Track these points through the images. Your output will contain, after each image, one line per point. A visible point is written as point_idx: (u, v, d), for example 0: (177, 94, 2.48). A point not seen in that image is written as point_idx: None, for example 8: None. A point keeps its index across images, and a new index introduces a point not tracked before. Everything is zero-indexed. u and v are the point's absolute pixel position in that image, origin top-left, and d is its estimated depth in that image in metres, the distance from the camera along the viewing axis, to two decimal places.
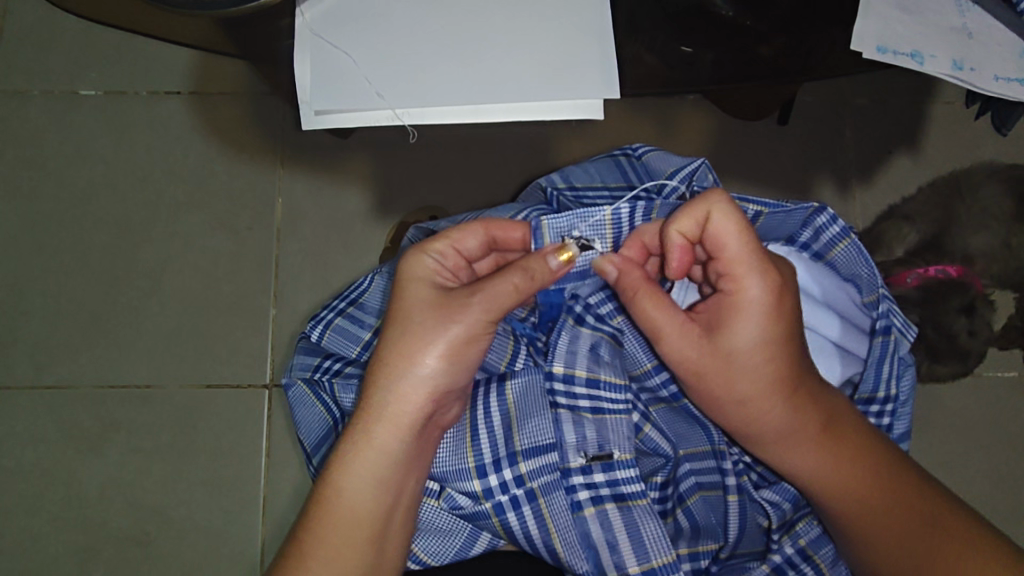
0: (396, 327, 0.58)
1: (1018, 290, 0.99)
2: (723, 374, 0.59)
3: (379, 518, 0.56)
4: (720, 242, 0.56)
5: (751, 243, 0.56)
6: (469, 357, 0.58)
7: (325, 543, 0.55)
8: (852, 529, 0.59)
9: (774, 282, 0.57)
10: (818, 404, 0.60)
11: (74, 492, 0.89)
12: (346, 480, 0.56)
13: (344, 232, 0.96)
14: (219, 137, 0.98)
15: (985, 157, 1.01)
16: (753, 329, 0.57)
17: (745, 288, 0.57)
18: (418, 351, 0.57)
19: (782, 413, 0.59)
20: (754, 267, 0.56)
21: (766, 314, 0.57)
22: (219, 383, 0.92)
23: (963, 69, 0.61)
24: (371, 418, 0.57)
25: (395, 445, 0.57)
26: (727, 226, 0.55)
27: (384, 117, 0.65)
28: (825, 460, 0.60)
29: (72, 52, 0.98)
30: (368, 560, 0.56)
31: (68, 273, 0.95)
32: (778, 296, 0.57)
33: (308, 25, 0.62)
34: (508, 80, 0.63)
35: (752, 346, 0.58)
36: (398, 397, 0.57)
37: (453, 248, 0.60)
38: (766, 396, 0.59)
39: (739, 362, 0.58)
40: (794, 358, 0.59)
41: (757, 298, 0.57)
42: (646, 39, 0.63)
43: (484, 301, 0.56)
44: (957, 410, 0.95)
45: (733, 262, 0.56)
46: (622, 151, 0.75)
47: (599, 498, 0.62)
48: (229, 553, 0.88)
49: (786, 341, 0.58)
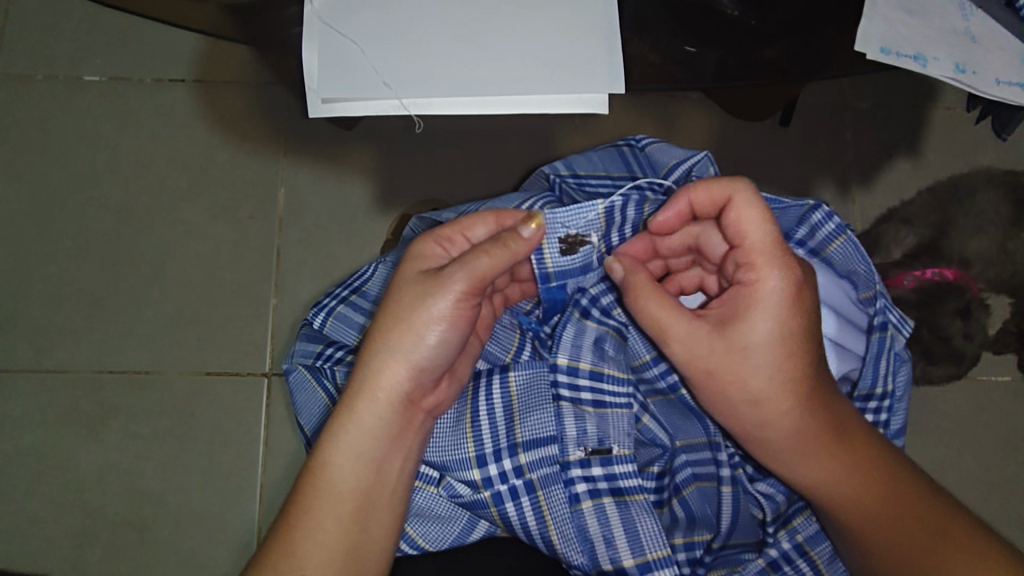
0: (392, 305, 0.58)
1: (1014, 295, 0.99)
2: (734, 371, 0.58)
3: (360, 495, 0.56)
4: (742, 228, 0.56)
5: (774, 236, 0.56)
6: (457, 337, 0.58)
7: (312, 516, 0.55)
8: (866, 537, 0.58)
9: (794, 277, 0.56)
10: (827, 405, 0.59)
11: (72, 475, 0.90)
12: (331, 453, 0.56)
13: (346, 223, 0.97)
14: (223, 125, 0.98)
15: (984, 162, 1.02)
16: (768, 324, 0.56)
17: (764, 279, 0.56)
18: (412, 326, 0.57)
19: (795, 414, 0.58)
20: (774, 259, 0.56)
21: (782, 308, 0.56)
22: (219, 370, 0.93)
23: (966, 72, 0.63)
24: (355, 392, 0.57)
25: (378, 421, 0.57)
26: (750, 210, 0.55)
27: (390, 106, 0.67)
28: (832, 457, 0.59)
29: (77, 37, 0.98)
30: (350, 537, 0.55)
31: (68, 257, 0.95)
32: (795, 293, 0.56)
33: (317, 14, 0.63)
34: (516, 74, 0.65)
35: (764, 342, 0.57)
36: (381, 373, 0.57)
37: (461, 235, 0.60)
38: (779, 395, 0.58)
39: (751, 358, 0.57)
40: (807, 357, 0.57)
41: (776, 291, 0.56)
42: (650, 39, 0.61)
43: (462, 270, 0.56)
44: (952, 414, 0.96)
45: (755, 251, 0.56)
46: (625, 142, 0.76)
47: (596, 492, 0.63)
48: (226, 538, 0.89)
49: (800, 339, 0.57)
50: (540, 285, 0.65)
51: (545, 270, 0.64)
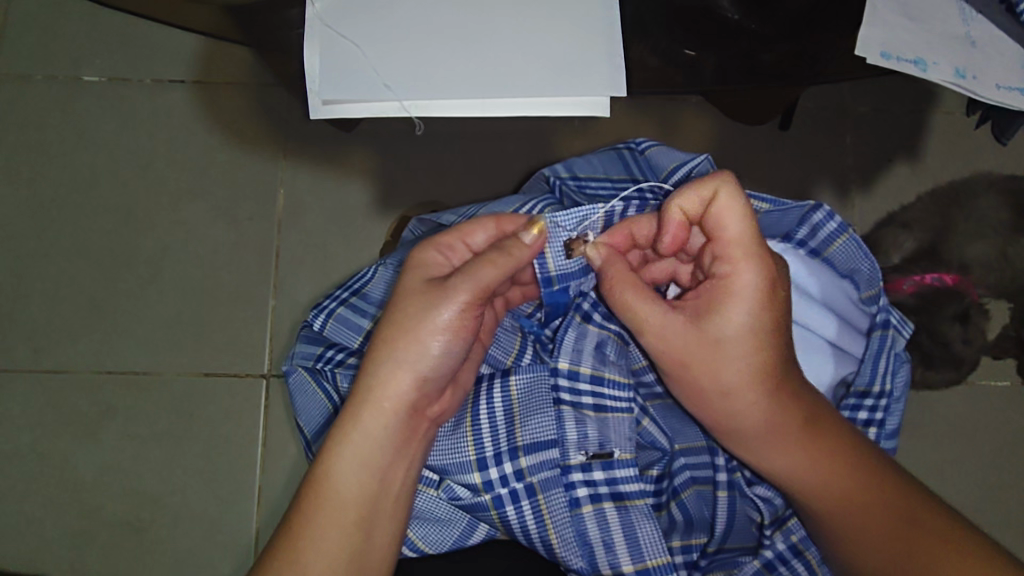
0: (396, 315, 0.57)
1: (1013, 300, 1.00)
2: (707, 362, 0.58)
3: (367, 502, 0.55)
4: (722, 221, 0.54)
5: (753, 229, 0.55)
6: (462, 348, 0.58)
7: (316, 523, 0.54)
8: (843, 535, 0.57)
9: (770, 271, 0.56)
10: (801, 398, 0.59)
11: (70, 476, 0.89)
12: (335, 463, 0.56)
13: (346, 225, 0.97)
14: (223, 126, 0.98)
15: (983, 167, 1.02)
16: (741, 316, 0.56)
17: (741, 272, 0.55)
18: (417, 335, 0.56)
19: (766, 405, 0.58)
20: (751, 254, 0.55)
21: (757, 301, 0.56)
22: (217, 372, 0.93)
23: (967, 77, 0.63)
24: (360, 401, 0.57)
25: (383, 429, 0.56)
26: (732, 206, 0.54)
27: (391, 109, 0.66)
28: (808, 450, 0.59)
29: (79, 37, 0.98)
30: (354, 544, 0.55)
31: (67, 257, 0.95)
32: (770, 286, 0.56)
33: (318, 15, 0.63)
34: (519, 77, 0.64)
35: (737, 333, 0.57)
36: (382, 381, 0.57)
37: (462, 242, 0.60)
38: (751, 387, 0.58)
39: (724, 349, 0.57)
40: (779, 350, 0.58)
41: (751, 285, 0.55)
42: (651, 41, 0.64)
43: (466, 280, 0.56)
44: (951, 417, 0.96)
45: (733, 245, 0.55)
46: (626, 145, 0.75)
47: (597, 497, 0.62)
48: (223, 541, 0.89)
49: (773, 332, 0.57)
50: (541, 288, 0.65)
51: (547, 273, 0.63)
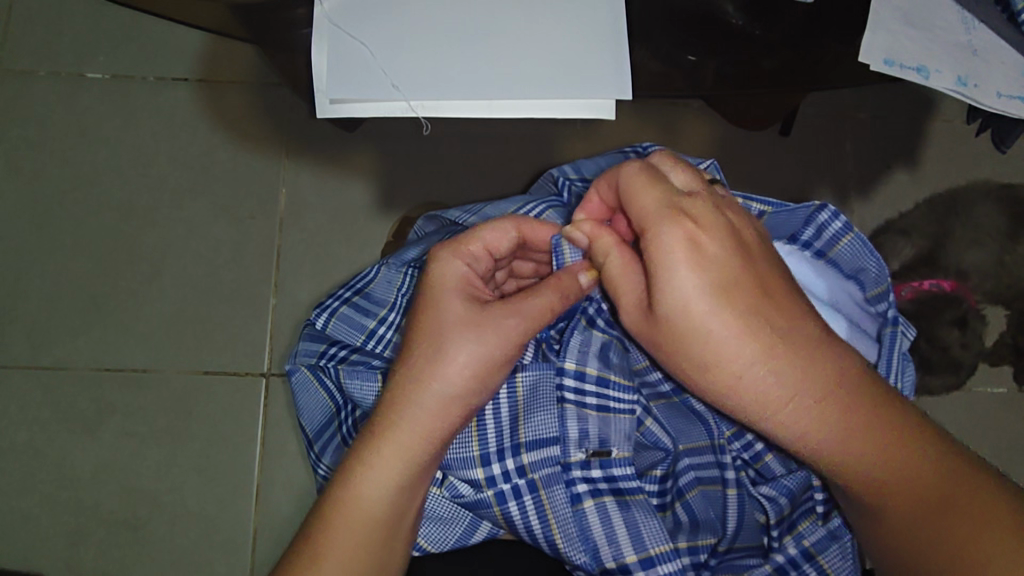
0: (422, 331, 0.56)
1: (1009, 307, 1.01)
2: (671, 345, 0.49)
3: (393, 519, 0.54)
4: (632, 196, 0.49)
5: (666, 195, 0.48)
6: (496, 379, 0.57)
7: (335, 538, 0.52)
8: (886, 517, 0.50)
9: (687, 231, 0.47)
10: (798, 368, 0.47)
11: (67, 472, 0.89)
12: (367, 482, 0.53)
13: (348, 225, 0.97)
14: (226, 125, 0.98)
15: (981, 175, 1.03)
16: (678, 283, 0.46)
17: (656, 238, 0.47)
18: (450, 356, 0.55)
19: (766, 385, 0.47)
20: (660, 217, 0.47)
21: (689, 263, 0.46)
22: (218, 370, 0.92)
23: (967, 85, 0.64)
24: (395, 424, 0.54)
25: (423, 452, 0.54)
26: (637, 177, 0.50)
27: (399, 108, 0.67)
28: (834, 430, 0.47)
29: (80, 34, 0.98)
30: (376, 560, 0.53)
31: (67, 254, 0.94)
32: (693, 243, 0.47)
33: (326, 14, 0.63)
34: (525, 79, 0.65)
35: (682, 304, 0.47)
36: (426, 411, 0.54)
37: (482, 246, 0.59)
38: (726, 366, 0.47)
39: (676, 328, 0.48)
40: (745, 313, 0.46)
41: (667, 246, 0.47)
42: (652, 47, 0.65)
43: (516, 319, 0.56)
44: (950, 423, 0.96)
45: (646, 215, 0.48)
46: (632, 149, 0.77)
47: (598, 491, 0.62)
48: (221, 540, 0.88)
49: (727, 294, 0.46)
50: None
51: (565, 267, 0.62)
